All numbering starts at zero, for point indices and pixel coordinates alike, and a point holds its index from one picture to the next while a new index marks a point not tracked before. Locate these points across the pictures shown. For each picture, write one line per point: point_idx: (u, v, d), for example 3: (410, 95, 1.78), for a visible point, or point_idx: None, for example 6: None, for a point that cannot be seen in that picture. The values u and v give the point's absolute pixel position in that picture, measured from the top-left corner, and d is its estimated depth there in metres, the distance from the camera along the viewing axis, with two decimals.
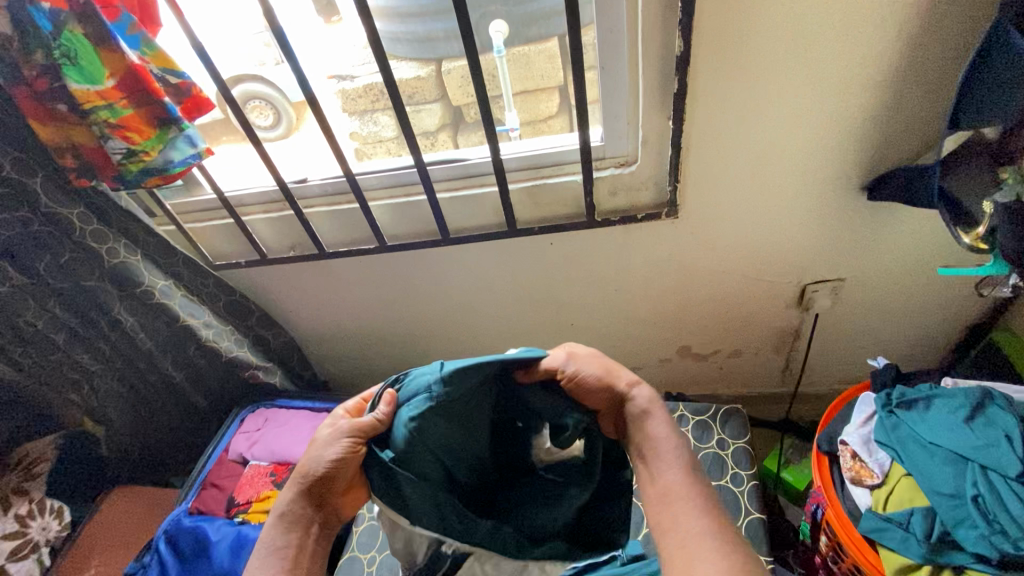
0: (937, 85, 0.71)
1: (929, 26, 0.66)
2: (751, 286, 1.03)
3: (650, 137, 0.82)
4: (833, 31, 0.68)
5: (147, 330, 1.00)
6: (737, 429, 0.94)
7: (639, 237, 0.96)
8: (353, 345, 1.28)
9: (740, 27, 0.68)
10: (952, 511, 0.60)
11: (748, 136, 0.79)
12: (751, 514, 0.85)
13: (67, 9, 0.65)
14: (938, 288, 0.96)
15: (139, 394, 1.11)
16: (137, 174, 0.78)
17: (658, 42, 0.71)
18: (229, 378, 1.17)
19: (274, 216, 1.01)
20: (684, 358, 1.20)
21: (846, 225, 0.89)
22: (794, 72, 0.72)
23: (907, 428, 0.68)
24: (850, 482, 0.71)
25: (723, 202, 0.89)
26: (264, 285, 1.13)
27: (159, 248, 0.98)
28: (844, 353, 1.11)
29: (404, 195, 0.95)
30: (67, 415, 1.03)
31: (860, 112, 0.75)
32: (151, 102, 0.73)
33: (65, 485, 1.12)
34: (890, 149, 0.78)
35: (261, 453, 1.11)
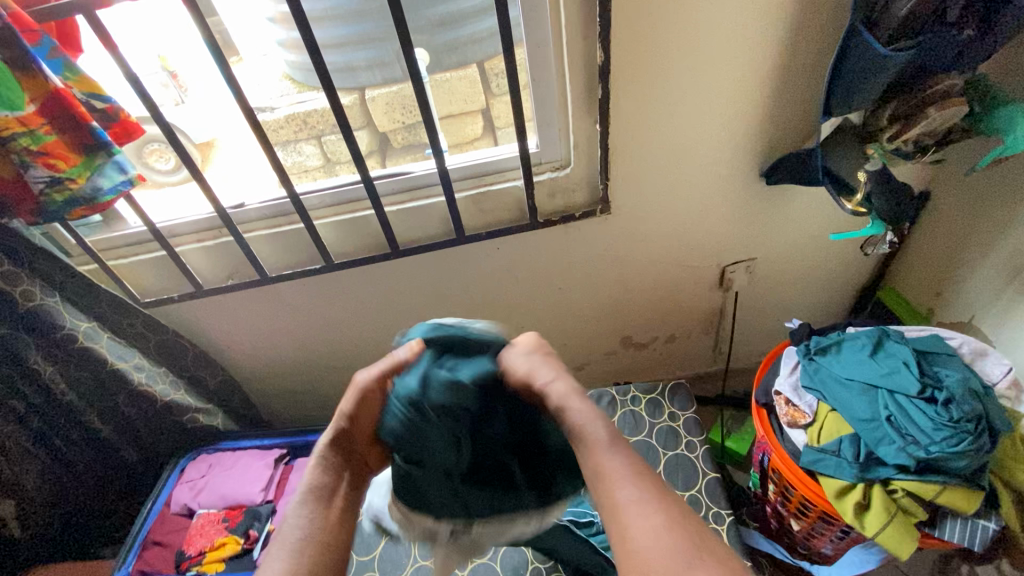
0: (809, 82, 0.85)
1: (798, 33, 0.80)
2: (680, 272, 1.13)
3: (581, 140, 0.90)
4: (725, 39, 0.79)
5: (68, 380, 0.92)
6: (685, 401, 1.02)
7: (579, 235, 1.03)
8: (300, 375, 1.24)
9: (650, 39, 0.78)
10: (871, 432, 0.71)
11: (665, 134, 0.89)
12: (708, 474, 0.92)
13: None
14: (831, 257, 1.12)
15: (62, 457, 0.98)
16: (61, 206, 0.74)
17: (582, 53, 0.80)
18: (166, 425, 1.07)
19: (210, 243, 0.97)
20: (627, 349, 1.28)
21: (753, 207, 1.02)
22: (697, 76, 0.83)
23: (826, 370, 0.79)
24: (787, 427, 0.80)
25: (649, 196, 0.98)
26: (200, 320, 1.08)
27: (80, 288, 0.91)
28: (763, 325, 1.25)
29: (350, 211, 0.96)
30: None
31: (753, 107, 0.88)
32: (79, 127, 0.70)
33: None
34: (780, 137, 0.92)
35: (209, 500, 1.03)
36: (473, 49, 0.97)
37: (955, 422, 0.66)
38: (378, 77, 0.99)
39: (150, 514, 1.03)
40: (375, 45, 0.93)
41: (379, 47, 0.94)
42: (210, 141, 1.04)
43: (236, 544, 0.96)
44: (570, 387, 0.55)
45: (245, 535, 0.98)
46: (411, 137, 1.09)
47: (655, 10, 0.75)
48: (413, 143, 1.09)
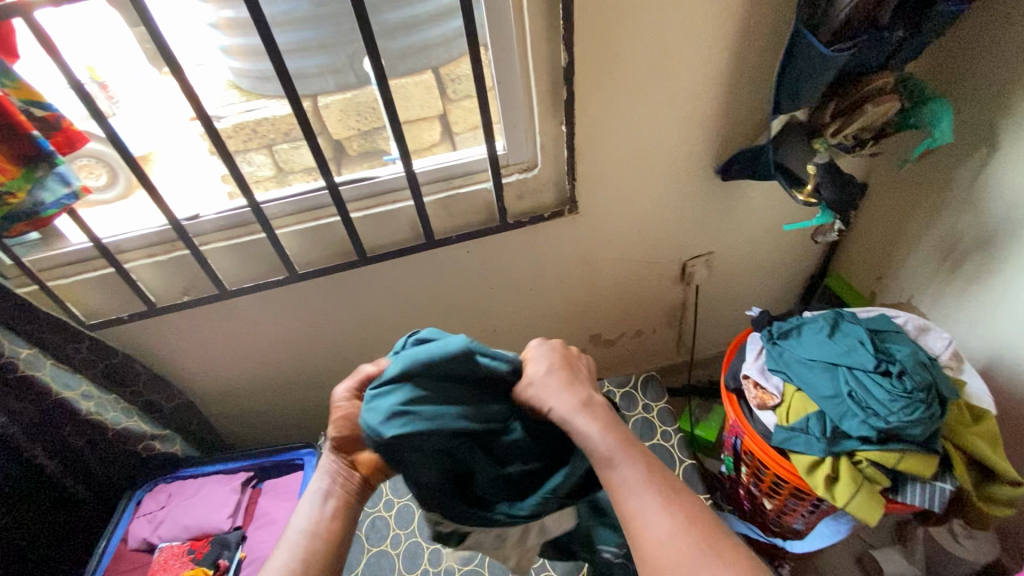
0: (758, 82, 0.90)
1: (747, 37, 0.85)
2: (645, 269, 1.16)
3: (547, 141, 0.91)
4: (682, 43, 0.83)
5: (8, 414, 0.84)
6: (657, 392, 1.05)
7: (547, 235, 1.04)
8: (263, 393, 1.18)
9: (612, 41, 0.80)
10: (835, 408, 0.75)
11: (628, 134, 0.92)
12: (685, 461, 0.95)
13: None
14: (782, 248, 1.18)
15: (2, 500, 0.89)
16: (0, 220, 0.70)
17: (547, 56, 0.81)
18: (117, 453, 1.00)
19: (162, 258, 0.92)
20: (596, 346, 1.30)
21: (711, 203, 1.07)
22: (657, 77, 0.86)
23: (789, 352, 0.83)
24: (756, 409, 0.83)
25: (614, 194, 1.01)
26: (152, 340, 1.01)
27: (18, 313, 0.83)
28: (723, 316, 1.30)
29: (314, 219, 0.94)
30: None
31: (709, 107, 0.92)
32: (16, 137, 0.66)
33: None
34: (734, 135, 0.97)
35: (172, 532, 0.96)
36: (429, 55, 0.90)
37: (910, 392, 0.72)
38: (329, 84, 0.92)
39: (105, 554, 0.95)
40: (321, 54, 0.87)
41: (328, 56, 0.87)
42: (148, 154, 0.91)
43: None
44: (574, 404, 0.57)
45: (214, 565, 0.92)
46: (368, 145, 1.01)
47: (617, 13, 0.77)
48: (369, 151, 1.01)
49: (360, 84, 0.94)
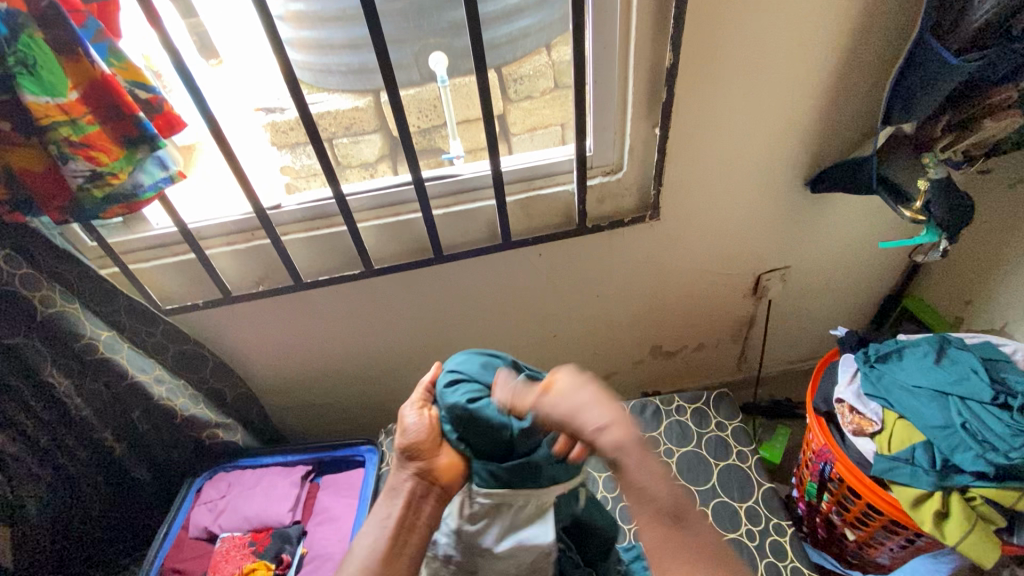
0: (864, 93, 0.86)
1: (860, 45, 0.81)
2: (718, 281, 1.12)
3: (636, 145, 0.89)
4: (791, 49, 0.80)
5: (84, 394, 0.84)
6: (730, 410, 1.01)
7: (624, 242, 1.01)
8: (321, 387, 1.17)
9: (721, 43, 0.77)
10: (946, 439, 0.70)
11: (722, 141, 0.89)
12: (763, 485, 0.92)
13: (27, 12, 0.57)
14: (863, 266, 1.13)
15: (69, 479, 0.89)
16: (98, 202, 0.68)
17: (649, 56, 0.79)
18: (179, 439, 0.99)
19: (241, 246, 0.92)
20: (656, 358, 1.27)
21: (796, 217, 1.03)
22: (760, 83, 0.83)
23: (891, 377, 0.79)
24: (851, 434, 0.80)
25: (697, 202, 0.97)
26: (222, 328, 1.01)
27: (98, 294, 0.84)
28: (791, 333, 1.26)
29: (394, 214, 0.93)
30: None
31: (808, 116, 0.88)
32: (123, 117, 0.64)
33: None
34: (830, 148, 0.93)
35: (232, 523, 0.95)
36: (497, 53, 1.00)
37: None
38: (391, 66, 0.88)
39: (167, 539, 0.95)
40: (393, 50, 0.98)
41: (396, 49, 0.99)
42: (193, 145, 0.98)
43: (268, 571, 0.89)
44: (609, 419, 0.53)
45: (276, 560, 0.91)
46: (425, 142, 1.18)
47: (729, 13, 0.75)
48: (427, 148, 1.17)
49: (423, 81, 1.08)
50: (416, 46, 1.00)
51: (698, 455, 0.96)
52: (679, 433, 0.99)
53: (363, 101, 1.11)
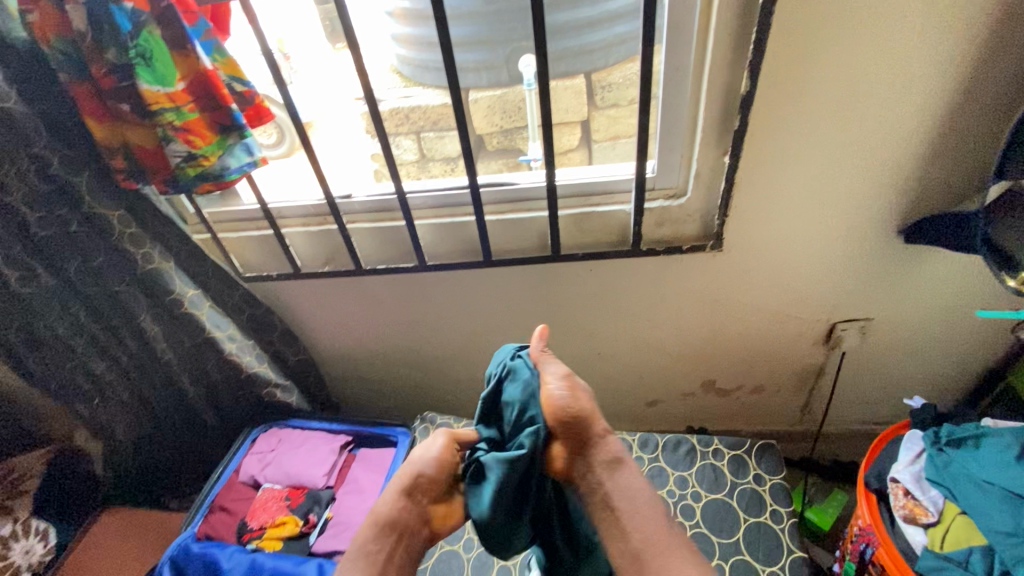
0: (981, 138, 0.75)
1: (980, 83, 0.70)
2: (783, 324, 1.04)
3: (702, 171, 0.85)
4: (892, 82, 0.71)
5: (169, 340, 0.97)
6: (773, 465, 0.94)
7: (680, 269, 0.97)
8: (372, 366, 1.25)
9: (805, 73, 0.71)
10: (1009, 549, 0.62)
11: (800, 177, 0.82)
12: (793, 552, 0.84)
13: (149, 11, 0.65)
14: (963, 330, 0.99)
15: (150, 409, 1.03)
16: (191, 178, 0.77)
17: (723, 82, 0.75)
18: (243, 394, 1.10)
19: (314, 228, 1.00)
20: (707, 393, 1.20)
21: (882, 267, 0.92)
22: (850, 120, 0.75)
23: (960, 466, 0.71)
24: (901, 520, 0.72)
25: (765, 239, 0.91)
26: (291, 298, 1.11)
27: (189, 255, 0.96)
28: (866, 392, 1.13)
29: (452, 215, 0.97)
30: (60, 428, 0.93)
31: (908, 159, 0.79)
32: (218, 107, 0.73)
33: (47, 501, 0.99)
34: (933, 196, 0.82)
35: (275, 476, 1.05)
36: (580, 61, 1.00)
37: None
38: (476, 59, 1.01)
39: (220, 479, 1.06)
40: (484, 50, 1.02)
41: (487, 52, 1.02)
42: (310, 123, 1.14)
43: (295, 526, 0.98)
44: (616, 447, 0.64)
45: (304, 517, 0.99)
46: (506, 142, 1.19)
47: (817, 41, 0.69)
48: (506, 148, 1.19)
49: (511, 84, 1.09)
50: (508, 48, 1.02)
51: (727, 504, 0.91)
52: (711, 477, 0.94)
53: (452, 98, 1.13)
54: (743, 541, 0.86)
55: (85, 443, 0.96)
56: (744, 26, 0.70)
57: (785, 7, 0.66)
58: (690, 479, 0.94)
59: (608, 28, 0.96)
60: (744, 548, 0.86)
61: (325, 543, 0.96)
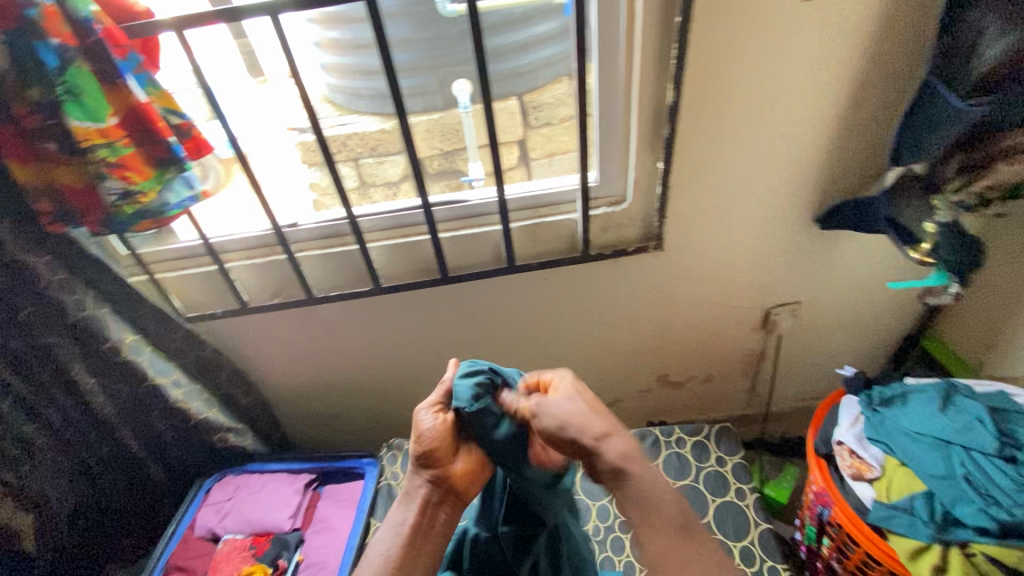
0: (872, 133, 0.86)
1: (867, 85, 0.81)
2: (726, 314, 1.12)
3: (640, 176, 0.91)
4: (797, 87, 0.81)
5: (107, 394, 0.90)
6: (731, 446, 1.00)
7: (628, 271, 1.02)
8: (330, 398, 1.21)
9: (723, 82, 0.79)
10: (947, 490, 0.70)
11: (726, 178, 0.90)
12: (759, 525, 0.90)
13: (77, 46, 0.63)
14: (879, 303, 1.11)
15: (88, 474, 0.95)
16: (129, 217, 0.74)
17: (652, 94, 0.82)
18: (192, 442, 1.04)
19: (260, 260, 0.98)
20: (663, 387, 1.26)
21: (805, 253, 1.02)
22: (765, 122, 0.84)
23: (893, 422, 0.79)
24: (851, 479, 0.79)
25: (702, 236, 0.98)
26: (240, 336, 1.07)
27: (126, 297, 0.89)
28: (803, 370, 1.23)
29: (404, 235, 0.98)
30: None
31: (815, 155, 0.88)
32: (155, 141, 0.70)
33: None
34: (840, 186, 0.92)
35: (236, 525, 0.99)
36: (513, 84, 1.05)
37: None
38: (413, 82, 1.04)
39: (174, 536, 0.99)
40: (420, 75, 1.05)
41: (423, 77, 1.05)
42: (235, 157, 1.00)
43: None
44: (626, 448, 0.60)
45: (273, 564, 0.94)
46: (446, 164, 1.21)
47: (731, 54, 0.77)
48: (446, 170, 1.21)
49: (446, 107, 1.12)
50: (439, 75, 1.05)
51: (695, 489, 0.95)
52: (677, 464, 0.98)
53: (389, 124, 1.14)
54: (713, 519, 0.90)
55: (13, 518, 0.84)
56: (666, 43, 0.77)
57: (700, 25, 0.74)
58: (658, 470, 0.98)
59: (538, 50, 1.01)
60: (715, 526, 0.90)
61: None
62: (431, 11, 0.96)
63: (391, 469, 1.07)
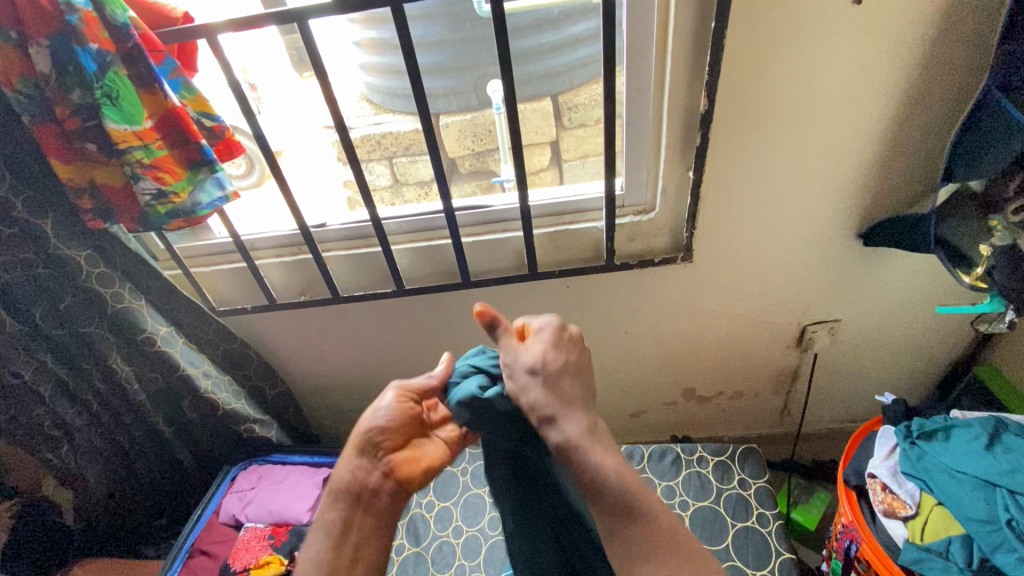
0: (924, 144, 0.80)
1: (918, 93, 0.76)
2: (758, 329, 1.07)
3: (669, 186, 0.88)
4: (839, 95, 0.76)
5: (141, 382, 0.94)
6: (756, 468, 0.95)
7: (655, 283, 0.99)
8: (354, 394, 1.23)
9: (759, 90, 0.75)
10: (986, 537, 0.65)
11: (760, 189, 0.86)
12: (782, 554, 0.85)
13: (115, 51, 0.66)
14: (928, 324, 1.03)
15: (124, 454, 1.00)
16: (162, 216, 0.76)
17: (684, 100, 0.79)
18: (220, 431, 1.07)
19: (288, 258, 1.00)
20: (689, 401, 1.22)
21: (846, 270, 0.96)
22: (799, 137, 0.80)
23: (932, 457, 0.74)
24: (882, 515, 0.75)
25: (733, 248, 0.94)
26: (269, 330, 1.10)
27: (161, 292, 0.94)
28: (841, 391, 1.17)
29: (428, 239, 0.98)
30: (26, 477, 0.90)
31: (859, 167, 0.83)
32: (188, 143, 0.73)
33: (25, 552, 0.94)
34: (887, 201, 0.87)
35: (257, 514, 1.02)
36: (545, 86, 1.04)
37: None
38: (443, 83, 1.05)
39: (199, 521, 1.03)
40: (451, 75, 1.04)
41: (455, 77, 1.05)
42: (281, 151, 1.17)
43: (279, 566, 0.94)
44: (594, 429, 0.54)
45: (289, 556, 0.96)
46: (477, 165, 1.20)
47: (768, 60, 0.73)
48: (478, 170, 1.21)
49: (480, 107, 1.11)
50: (474, 74, 1.04)
51: (714, 511, 0.92)
52: (697, 485, 0.95)
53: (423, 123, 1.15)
54: (731, 545, 0.87)
55: (52, 492, 0.94)
56: (698, 48, 0.74)
57: (736, 29, 0.70)
58: (677, 489, 0.95)
59: (571, 51, 0.99)
60: (734, 553, 0.87)
61: None
62: (466, 11, 0.95)
63: None
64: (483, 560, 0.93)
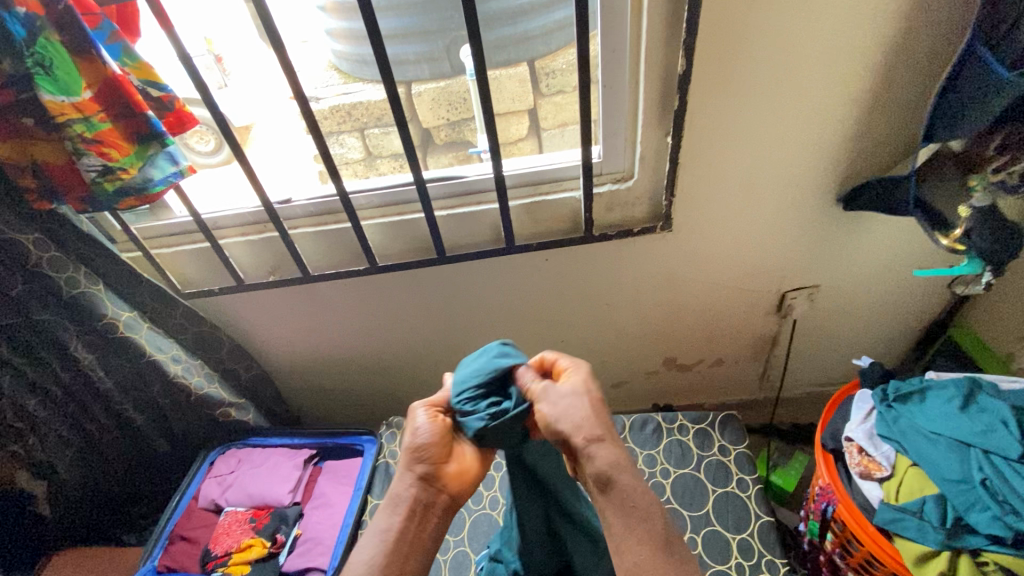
0: (905, 105, 0.78)
1: (901, 52, 0.73)
2: (739, 297, 1.06)
3: (647, 152, 0.85)
4: (821, 55, 0.73)
5: (106, 369, 0.90)
6: (736, 435, 0.96)
7: (636, 252, 0.97)
8: (333, 374, 1.21)
9: (739, 50, 0.72)
10: (961, 495, 0.66)
11: (741, 155, 0.84)
12: (760, 517, 0.87)
13: (44, 15, 0.60)
14: (905, 288, 1.04)
15: (94, 442, 0.97)
16: (110, 195, 0.72)
17: (661, 62, 0.76)
18: (194, 417, 1.04)
19: (254, 237, 0.96)
20: (670, 370, 1.22)
21: (825, 236, 0.96)
22: (780, 100, 0.77)
23: (908, 420, 0.76)
24: (858, 477, 0.76)
25: (711, 217, 0.92)
26: (240, 312, 1.06)
27: (123, 276, 0.89)
28: (819, 356, 1.18)
29: (400, 213, 0.95)
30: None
31: (839, 129, 0.81)
32: (133, 115, 0.68)
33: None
34: (866, 165, 0.85)
35: (237, 498, 1.00)
36: (521, 50, 0.99)
37: None
38: (416, 49, 0.99)
39: (178, 507, 1.01)
40: (421, 41, 0.98)
41: (425, 43, 0.99)
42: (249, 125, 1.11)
43: (262, 549, 0.93)
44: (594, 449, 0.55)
45: (271, 538, 0.95)
46: (453, 135, 1.17)
47: (747, 18, 0.69)
48: (453, 141, 1.17)
49: (454, 74, 1.06)
50: (445, 39, 0.98)
51: (695, 478, 0.93)
52: (679, 453, 0.96)
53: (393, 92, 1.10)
54: (711, 511, 0.88)
55: (28, 484, 0.91)
56: (675, 5, 0.70)
57: None
58: (658, 457, 0.96)
59: (546, 11, 0.94)
60: (714, 517, 0.88)
61: (296, 563, 0.93)
62: None
63: (390, 447, 1.06)
64: (467, 535, 0.93)
